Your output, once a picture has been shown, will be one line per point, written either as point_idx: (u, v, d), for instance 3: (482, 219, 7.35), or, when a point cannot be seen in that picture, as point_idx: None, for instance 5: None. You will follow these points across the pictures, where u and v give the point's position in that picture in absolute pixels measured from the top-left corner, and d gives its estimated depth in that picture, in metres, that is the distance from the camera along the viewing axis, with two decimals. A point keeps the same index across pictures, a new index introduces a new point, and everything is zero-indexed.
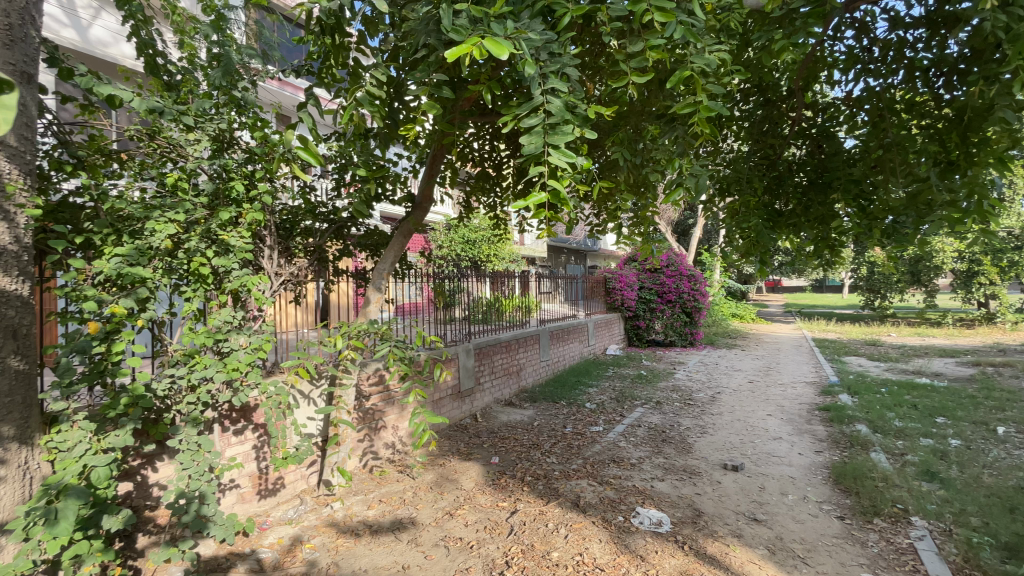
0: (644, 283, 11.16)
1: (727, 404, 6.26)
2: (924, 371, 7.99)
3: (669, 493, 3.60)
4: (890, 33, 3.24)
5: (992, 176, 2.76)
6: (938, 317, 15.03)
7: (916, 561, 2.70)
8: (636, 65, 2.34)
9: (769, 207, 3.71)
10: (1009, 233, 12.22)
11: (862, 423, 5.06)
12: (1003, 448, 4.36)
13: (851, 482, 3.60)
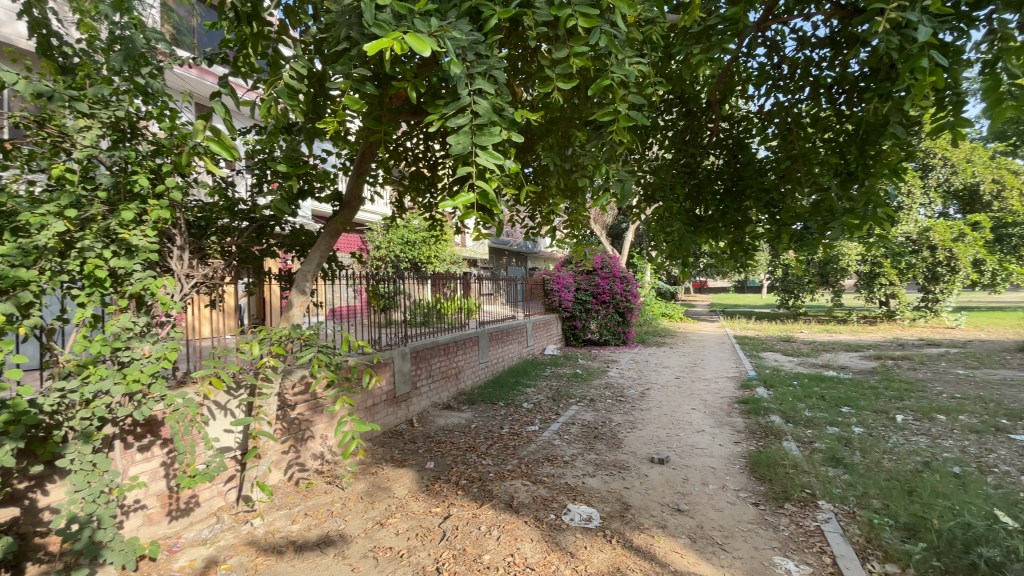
0: (581, 284, 11.46)
1: (656, 399, 6.53)
2: (832, 365, 8.73)
3: (599, 489, 3.70)
4: (796, 52, 3.50)
5: (883, 186, 3.04)
6: (845, 315, 16.49)
7: (820, 541, 2.92)
8: (561, 71, 2.39)
9: (690, 213, 3.91)
10: (906, 239, 13.58)
11: (777, 415, 5.44)
12: (894, 433, 4.84)
13: (765, 470, 3.85)
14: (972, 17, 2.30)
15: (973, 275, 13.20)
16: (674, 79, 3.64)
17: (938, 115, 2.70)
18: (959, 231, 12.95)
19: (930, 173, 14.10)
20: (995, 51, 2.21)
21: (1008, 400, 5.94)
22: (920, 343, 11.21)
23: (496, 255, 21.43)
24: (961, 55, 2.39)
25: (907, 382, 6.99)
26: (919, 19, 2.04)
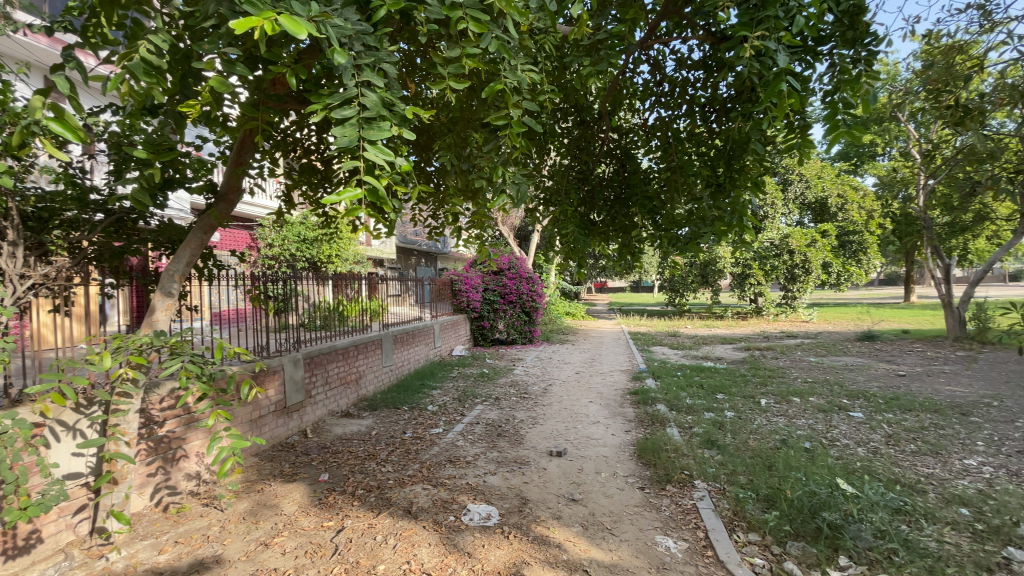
0: (489, 285, 11.51)
1: (557, 395, 6.79)
2: (710, 356, 9.69)
3: (499, 486, 3.74)
4: (675, 72, 3.81)
5: (747, 197, 3.42)
6: (722, 311, 18.41)
7: (696, 518, 3.20)
8: (454, 70, 2.38)
9: (583, 217, 4.11)
10: (769, 244, 15.49)
11: (663, 403, 5.91)
12: (758, 415, 5.48)
13: (651, 455, 4.15)
14: (816, 51, 2.64)
15: (821, 275, 15.39)
16: (568, 88, 3.78)
17: (790, 136, 3.08)
18: (811, 238, 15.02)
19: (789, 187, 16.18)
20: (834, 82, 2.57)
21: (844, 382, 7.00)
22: (781, 335, 12.83)
23: (404, 255, 20.95)
24: (808, 83, 2.74)
25: (769, 370, 7.96)
26: (775, 48, 2.30)
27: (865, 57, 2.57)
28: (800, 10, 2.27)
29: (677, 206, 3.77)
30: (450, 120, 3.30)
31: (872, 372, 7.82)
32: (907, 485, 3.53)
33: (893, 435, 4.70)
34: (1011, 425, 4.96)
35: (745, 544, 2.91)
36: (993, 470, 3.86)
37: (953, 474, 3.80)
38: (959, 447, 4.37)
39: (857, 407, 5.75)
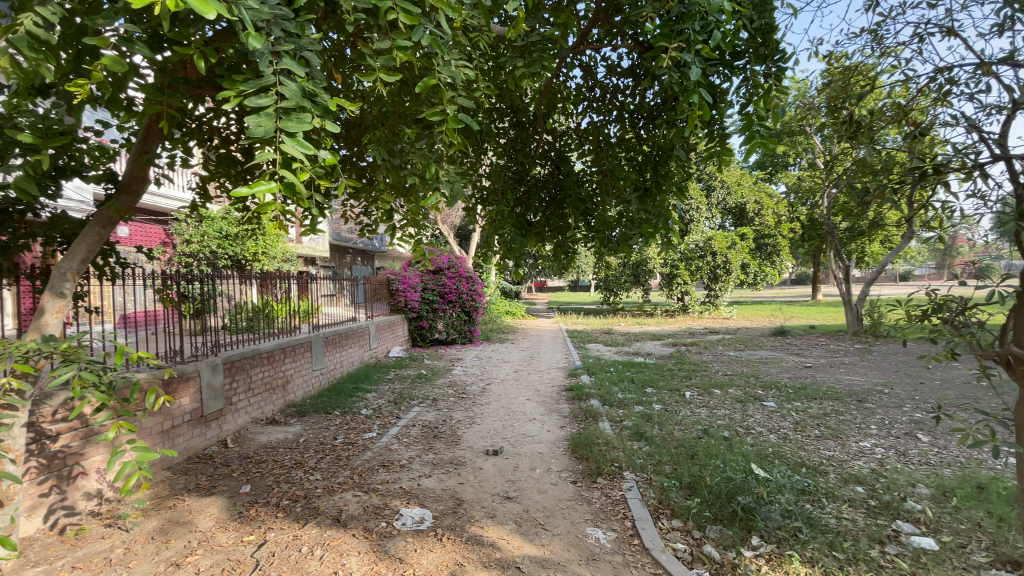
0: (428, 284, 11.30)
1: (495, 394, 6.81)
2: (641, 352, 10.12)
3: (433, 489, 3.69)
4: (606, 78, 3.92)
5: (672, 201, 3.59)
6: (652, 310, 19.27)
7: (624, 508, 3.33)
8: (383, 62, 2.31)
9: (520, 218, 4.13)
10: (695, 246, 16.42)
11: (596, 399, 6.10)
12: (683, 407, 5.78)
13: (583, 450, 4.26)
14: (732, 65, 2.82)
15: (741, 275, 16.53)
16: (503, 89, 3.79)
17: (710, 143, 3.26)
18: (731, 241, 16.09)
19: (712, 193, 17.23)
20: (749, 95, 2.75)
21: (759, 374, 7.56)
22: (705, 331, 13.65)
23: (337, 253, 20.16)
24: (725, 94, 2.91)
25: (694, 364, 8.44)
26: (693, 60, 2.42)
27: (775, 73, 2.76)
28: (716, 25, 2.41)
29: (608, 208, 3.90)
30: (382, 114, 3.20)
31: (783, 364, 8.50)
32: (811, 467, 3.87)
33: (800, 422, 5.14)
34: (896, 408, 5.57)
35: (669, 531, 3.06)
36: (882, 450, 4.32)
37: (849, 455, 4.21)
38: (854, 431, 4.85)
39: (770, 396, 6.22)
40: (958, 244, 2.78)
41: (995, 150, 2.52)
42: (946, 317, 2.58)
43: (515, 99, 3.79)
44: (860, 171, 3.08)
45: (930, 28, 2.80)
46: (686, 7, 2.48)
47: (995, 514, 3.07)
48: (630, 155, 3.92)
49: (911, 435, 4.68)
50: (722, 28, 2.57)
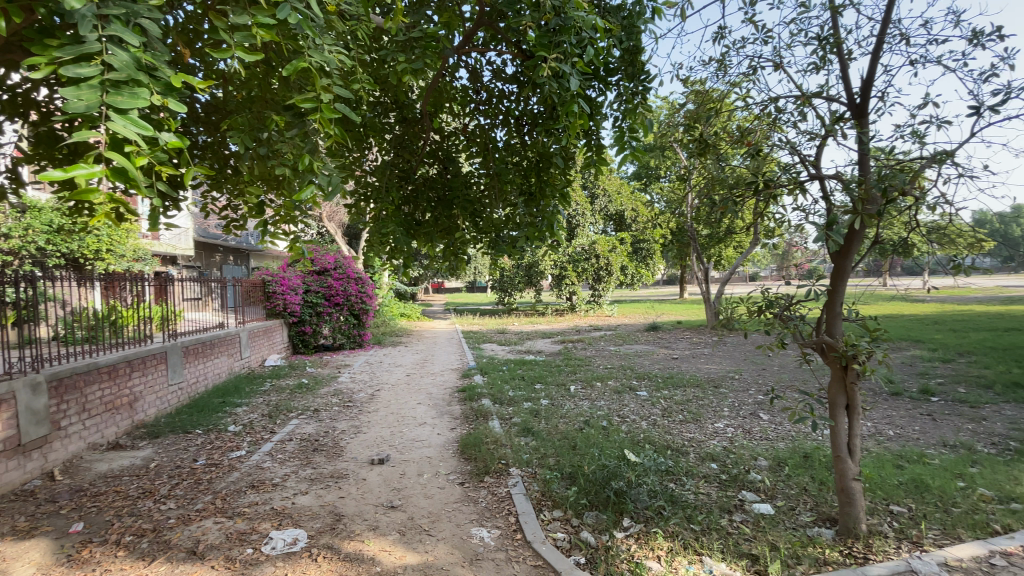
0: (311, 286, 10.53)
1: (384, 400, 6.56)
2: (532, 350, 10.46)
3: (310, 506, 3.45)
4: (492, 82, 3.96)
5: (555, 206, 3.75)
6: (544, 309, 20.01)
7: (509, 504, 3.40)
8: (240, 40, 2.09)
9: (406, 217, 3.99)
10: (581, 249, 17.38)
11: (486, 398, 6.16)
12: (568, 400, 6.07)
13: (472, 450, 4.26)
14: (606, 80, 3.00)
15: (621, 276, 17.87)
16: (385, 84, 3.64)
17: (589, 153, 3.44)
18: (612, 245, 17.32)
19: (596, 200, 18.40)
20: (622, 109, 2.96)
21: (635, 367, 8.20)
22: (590, 328, 14.52)
23: (205, 251, 18.06)
24: (601, 107, 3.08)
25: (579, 360, 8.92)
26: (569, 72, 2.49)
27: (641, 91, 2.99)
28: (588, 41, 2.52)
29: (495, 210, 3.95)
30: (246, 99, 2.90)
31: (656, 357, 9.34)
32: (675, 449, 4.28)
33: (668, 408, 5.66)
34: (744, 392, 6.39)
35: (550, 521, 3.18)
36: (732, 430, 4.92)
37: (707, 436, 4.73)
38: (711, 414, 5.47)
39: (644, 387, 6.79)
40: (792, 249, 3.25)
41: (810, 171, 2.98)
42: (775, 312, 3.02)
43: (399, 95, 3.65)
44: (711, 186, 3.47)
45: (763, 63, 3.23)
46: (561, 21, 2.56)
47: (815, 478, 3.64)
48: (515, 159, 3.99)
49: (755, 415, 5.39)
50: (594, 45, 2.71)
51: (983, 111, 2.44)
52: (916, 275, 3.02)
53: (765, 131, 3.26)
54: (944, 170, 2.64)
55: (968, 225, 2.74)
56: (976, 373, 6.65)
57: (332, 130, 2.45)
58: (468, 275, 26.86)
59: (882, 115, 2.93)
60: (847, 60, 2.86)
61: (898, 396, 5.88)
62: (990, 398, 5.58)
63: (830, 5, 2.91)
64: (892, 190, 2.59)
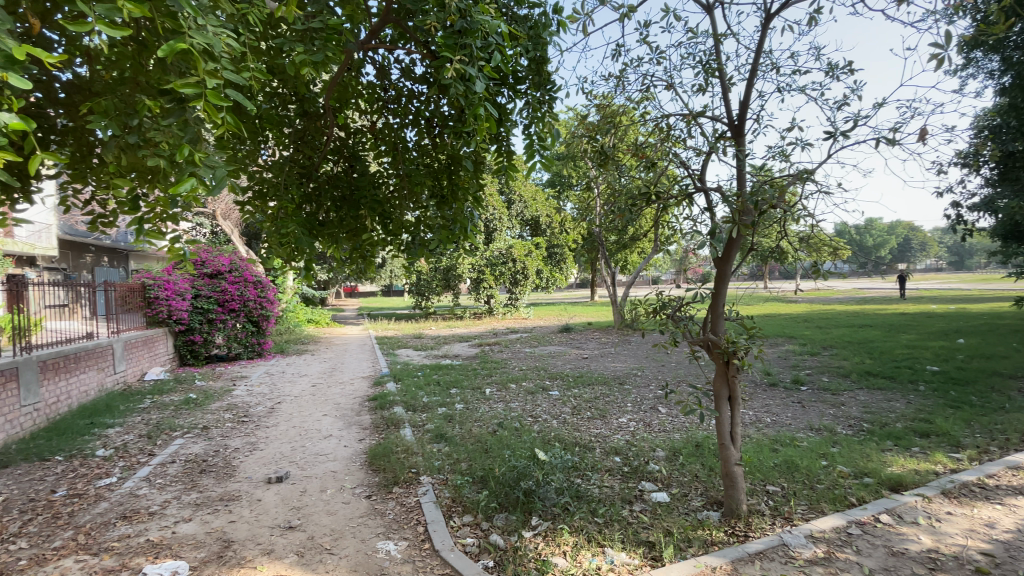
0: (201, 291, 9.51)
1: (285, 413, 6.14)
2: (448, 355, 10.36)
3: (194, 534, 3.12)
4: (401, 81, 3.83)
5: (467, 209, 3.73)
6: (461, 313, 19.92)
7: (418, 514, 3.32)
8: (103, 13, 1.84)
9: (308, 216, 3.74)
10: (498, 253, 17.52)
11: (399, 405, 5.98)
12: (483, 404, 6.08)
13: (380, 461, 4.11)
14: (515, 88, 3.03)
15: (536, 280, 18.29)
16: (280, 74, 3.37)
17: (499, 158, 3.47)
18: (528, 249, 17.68)
19: (512, 205, 18.67)
20: (531, 117, 3.02)
21: (549, 367, 8.42)
22: (506, 331, 14.70)
23: (73, 251, 15.82)
24: (510, 113, 3.11)
25: (495, 362, 8.98)
26: (476, 75, 2.47)
27: (548, 101, 3.07)
28: (494, 47, 2.53)
29: (405, 211, 3.85)
30: (115, 82, 2.56)
31: (568, 357, 9.66)
32: (583, 445, 4.44)
33: (578, 406, 5.88)
34: (647, 388, 6.81)
35: (459, 527, 3.15)
36: (635, 424, 5.21)
37: (612, 431, 4.97)
38: (617, 409, 5.76)
39: (556, 386, 6.99)
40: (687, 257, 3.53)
41: (699, 183, 3.24)
42: (668, 313, 3.28)
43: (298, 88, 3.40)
44: (613, 195, 3.63)
45: (658, 82, 3.46)
46: (467, 24, 2.54)
47: (705, 465, 3.96)
48: (425, 160, 3.89)
49: (655, 409, 5.77)
50: (500, 51, 2.73)
51: (836, 136, 2.79)
52: (787, 280, 3.39)
53: (662, 144, 3.48)
54: (806, 185, 2.99)
55: (826, 235, 3.13)
56: (837, 365, 7.65)
57: (219, 119, 2.23)
58: (383, 278, 26.06)
59: (757, 135, 3.25)
60: (728, 85, 3.14)
61: (775, 387, 6.60)
62: (847, 386, 6.44)
63: (713, 33, 3.18)
64: (764, 203, 2.89)
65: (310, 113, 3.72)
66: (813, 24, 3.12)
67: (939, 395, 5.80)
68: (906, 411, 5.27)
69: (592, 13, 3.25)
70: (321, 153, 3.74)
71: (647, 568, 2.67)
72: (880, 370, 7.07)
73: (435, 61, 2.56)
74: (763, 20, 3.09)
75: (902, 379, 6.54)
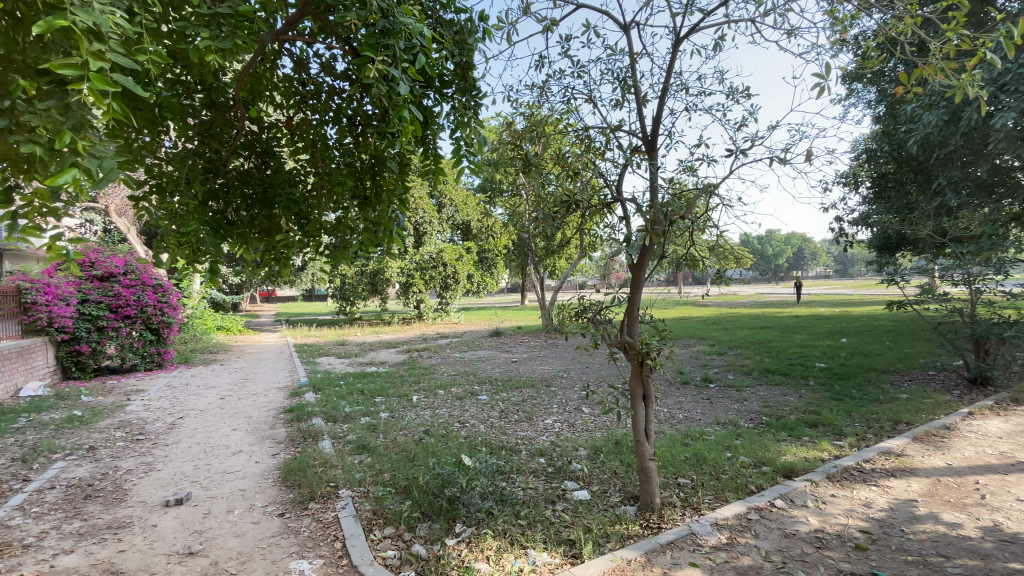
0: (90, 295, 8.43)
1: (187, 429, 5.63)
2: (374, 362, 10.03)
3: (75, 568, 2.77)
4: (320, 76, 3.61)
5: (392, 211, 3.63)
6: (389, 318, 19.40)
7: (335, 530, 3.18)
8: None
9: (215, 215, 3.43)
10: (429, 257, 17.24)
11: (318, 416, 5.69)
12: (409, 411, 5.95)
13: (296, 476, 3.89)
14: (441, 91, 2.97)
15: (467, 284, 18.22)
16: (183, 59, 2.96)
17: (426, 161, 3.40)
18: (459, 254, 17.59)
19: (443, 208, 18.47)
20: (457, 121, 2.99)
21: (478, 372, 8.43)
22: (435, 336, 14.51)
23: None
24: (436, 117, 3.04)
25: (423, 368, 8.83)
26: (399, 76, 2.37)
27: (474, 107, 3.07)
28: (418, 49, 2.45)
29: (324, 211, 3.66)
30: None
31: (498, 361, 9.71)
32: (509, 449, 4.48)
33: (505, 410, 5.93)
34: (572, 389, 7.01)
35: (380, 540, 3.05)
36: (559, 425, 5.35)
37: (537, 433, 5.06)
38: (543, 411, 5.87)
39: (484, 391, 7.00)
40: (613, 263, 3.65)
41: (617, 193, 3.40)
42: (589, 317, 3.40)
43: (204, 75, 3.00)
44: (537, 202, 3.69)
45: (579, 94, 3.57)
46: (389, 23, 2.44)
47: (624, 461, 4.13)
48: (346, 159, 3.71)
49: (579, 410, 5.95)
50: (425, 53, 2.66)
51: (738, 153, 3.03)
52: (698, 285, 3.64)
53: (586, 154, 3.57)
54: (712, 197, 3.23)
55: (731, 244, 3.40)
56: (741, 363, 8.32)
57: (111, 106, 1.97)
58: (305, 282, 24.77)
59: (670, 149, 3.45)
60: (643, 101, 3.32)
61: (688, 385, 7.04)
62: (750, 382, 7.02)
63: (630, 52, 3.34)
64: (673, 215, 3.08)
65: (218, 103, 3.37)
66: (717, 50, 3.37)
67: (826, 389, 6.49)
68: (799, 404, 5.83)
69: (517, 23, 3.28)
70: (230, 147, 3.45)
71: (567, 566, 2.74)
72: (777, 368, 7.79)
73: (356, 59, 2.43)
74: (673, 43, 3.29)
75: (796, 375, 7.24)
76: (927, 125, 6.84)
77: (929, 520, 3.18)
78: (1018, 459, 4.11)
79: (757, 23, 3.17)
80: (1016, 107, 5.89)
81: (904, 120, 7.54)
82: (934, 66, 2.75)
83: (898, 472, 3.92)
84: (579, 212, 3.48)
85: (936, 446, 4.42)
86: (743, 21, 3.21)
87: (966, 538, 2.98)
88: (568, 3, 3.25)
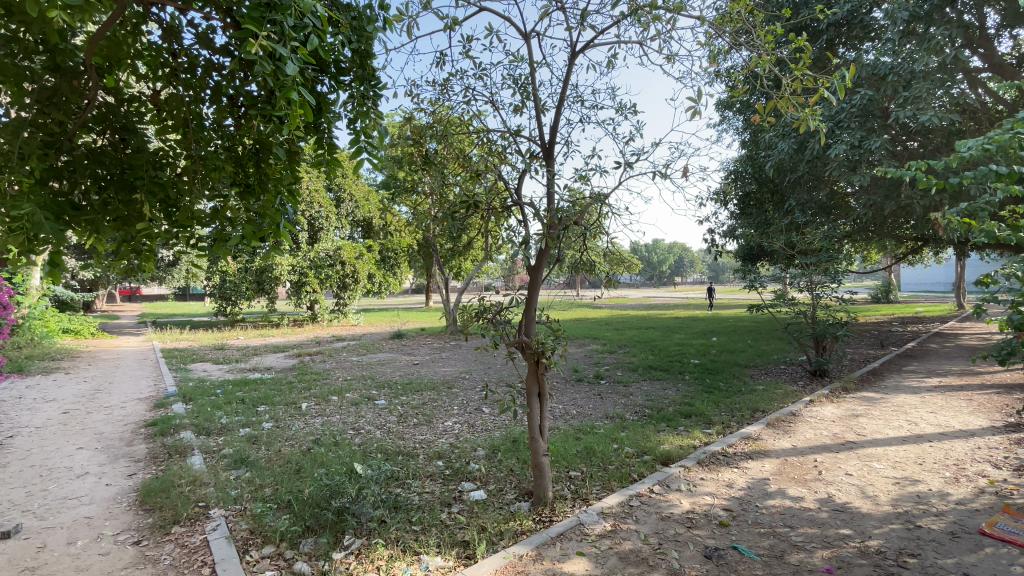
0: None
1: (16, 450, 4.73)
2: (258, 367, 9.22)
3: None
4: (195, 49, 3.08)
5: (279, 202, 3.28)
6: (278, 319, 17.99)
7: (203, 554, 2.86)
8: None
9: (57, 198, 2.81)
10: (326, 255, 16.24)
11: (188, 429, 5.10)
12: (297, 420, 5.55)
13: (156, 498, 3.44)
14: (338, 78, 2.75)
15: (367, 284, 17.50)
16: (18, 11, 2.39)
17: (318, 150, 3.13)
18: (359, 252, 16.84)
19: (342, 204, 17.52)
20: (354, 110, 2.82)
21: (376, 375, 8.15)
22: (331, 339, 13.72)
23: None
24: (331, 105, 2.81)
25: (316, 373, 8.28)
26: (287, 55, 2.12)
27: (373, 97, 2.93)
28: (310, 29, 2.21)
29: (197, 199, 3.18)
30: None
31: (398, 364, 9.44)
32: (405, 453, 4.37)
33: (404, 413, 5.78)
34: (473, 390, 7.04)
35: (257, 562, 2.81)
36: (458, 426, 5.34)
37: (436, 435, 5.00)
38: (443, 414, 5.81)
39: (383, 395, 6.77)
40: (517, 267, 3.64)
41: (516, 199, 3.45)
42: (489, 317, 3.44)
43: (48, 35, 2.46)
44: (439, 202, 3.59)
45: (480, 96, 3.57)
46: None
47: (519, 459, 4.23)
48: (225, 143, 3.29)
49: (478, 410, 5.99)
50: (318, 34, 2.42)
51: (626, 165, 3.20)
52: (593, 288, 3.82)
53: (491, 157, 3.55)
54: (603, 206, 3.40)
55: (622, 251, 3.61)
56: (630, 360, 8.94)
57: None
58: (178, 278, 22.02)
59: (566, 159, 3.58)
60: (541, 109, 3.41)
61: (581, 382, 7.39)
62: (635, 378, 7.56)
63: (530, 60, 3.40)
64: (568, 221, 3.21)
65: (65, 67, 2.82)
66: (610, 68, 3.57)
67: (700, 382, 7.21)
68: (677, 397, 6.40)
69: (417, 16, 3.16)
70: (81, 120, 2.85)
71: (460, 567, 2.73)
72: (660, 364, 8.48)
73: (236, 33, 2.12)
74: (570, 56, 3.42)
75: (675, 371, 7.95)
76: (782, 150, 7.83)
77: (778, 495, 3.66)
78: (846, 439, 4.89)
79: (644, 46, 3.40)
80: (848, 140, 6.99)
81: (764, 146, 8.64)
82: (786, 99, 3.15)
83: (755, 454, 4.47)
84: (481, 214, 3.45)
85: (784, 430, 5.11)
86: (632, 43, 3.42)
87: (806, 509, 3.47)
88: (469, 5, 3.22)
